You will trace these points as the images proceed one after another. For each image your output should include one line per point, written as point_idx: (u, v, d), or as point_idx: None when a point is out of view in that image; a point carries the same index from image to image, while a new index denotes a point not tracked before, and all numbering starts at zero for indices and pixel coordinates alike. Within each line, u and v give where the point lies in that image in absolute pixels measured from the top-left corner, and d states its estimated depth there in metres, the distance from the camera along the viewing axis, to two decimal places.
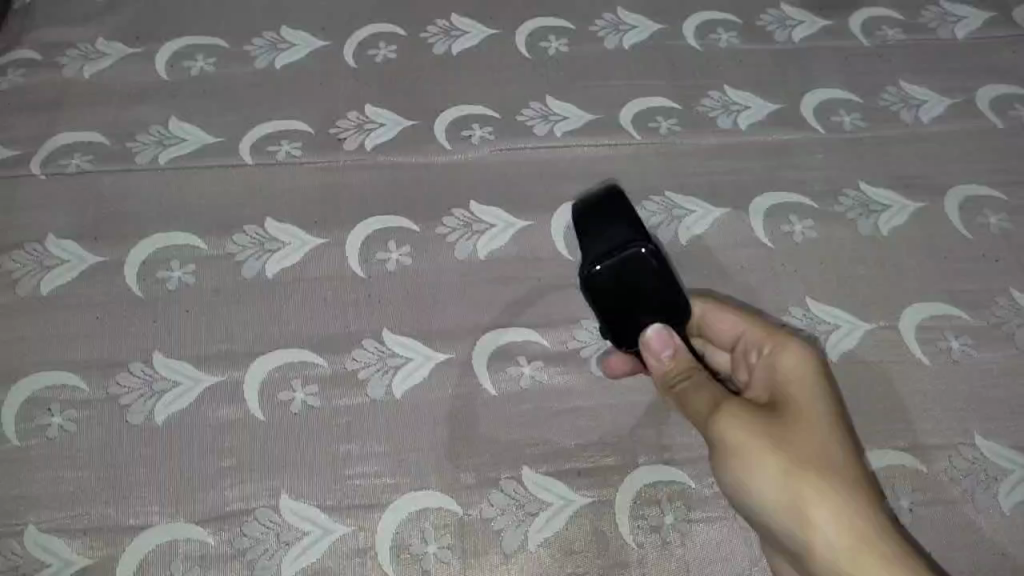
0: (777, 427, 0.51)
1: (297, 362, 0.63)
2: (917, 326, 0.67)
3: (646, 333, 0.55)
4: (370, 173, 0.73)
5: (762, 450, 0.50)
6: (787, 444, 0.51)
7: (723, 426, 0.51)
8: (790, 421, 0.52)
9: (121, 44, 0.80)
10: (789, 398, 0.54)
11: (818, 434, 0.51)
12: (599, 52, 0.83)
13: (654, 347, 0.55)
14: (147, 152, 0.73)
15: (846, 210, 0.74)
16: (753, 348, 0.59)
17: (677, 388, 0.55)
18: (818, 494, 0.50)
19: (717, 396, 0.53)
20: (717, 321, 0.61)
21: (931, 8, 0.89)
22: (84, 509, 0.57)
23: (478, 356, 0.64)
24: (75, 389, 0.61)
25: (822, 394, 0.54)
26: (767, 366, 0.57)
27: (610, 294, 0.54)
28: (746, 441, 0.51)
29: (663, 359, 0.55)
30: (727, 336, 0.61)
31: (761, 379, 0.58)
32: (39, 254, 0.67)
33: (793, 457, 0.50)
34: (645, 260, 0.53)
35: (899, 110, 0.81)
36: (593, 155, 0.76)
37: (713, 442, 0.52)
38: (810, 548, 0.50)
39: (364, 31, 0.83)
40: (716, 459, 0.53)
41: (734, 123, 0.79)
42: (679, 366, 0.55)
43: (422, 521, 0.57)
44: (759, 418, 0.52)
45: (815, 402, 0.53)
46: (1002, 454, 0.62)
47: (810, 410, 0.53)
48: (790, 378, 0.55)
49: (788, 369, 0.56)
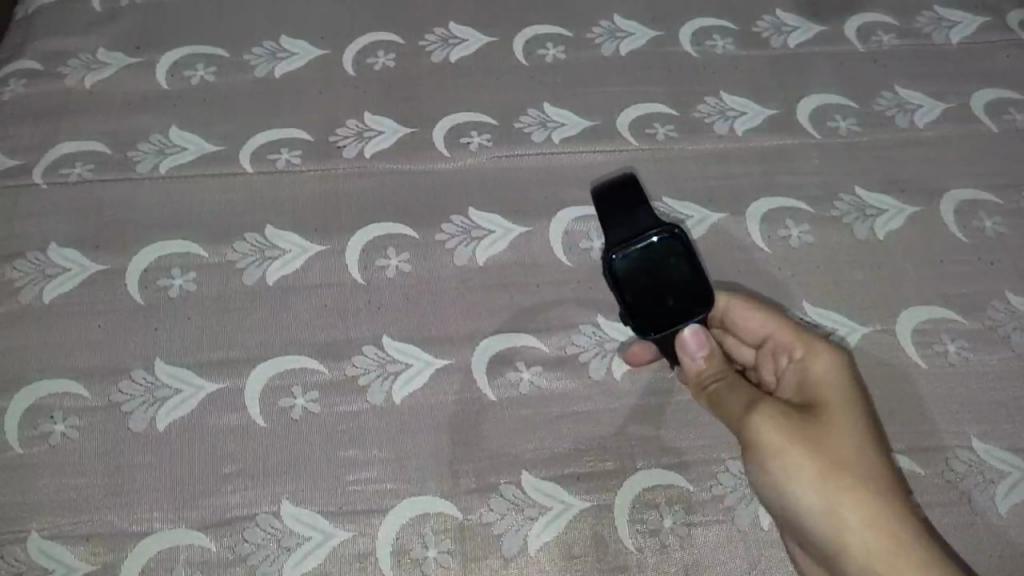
0: (811, 428, 0.53)
1: (298, 368, 0.63)
2: (914, 329, 0.68)
3: (682, 332, 0.58)
4: (370, 180, 0.74)
5: (799, 453, 0.52)
6: (822, 445, 0.52)
7: (758, 426, 0.53)
8: (822, 421, 0.54)
9: (122, 54, 0.81)
10: (819, 399, 0.55)
11: (850, 436, 0.53)
12: (597, 59, 0.84)
13: (689, 347, 0.58)
14: (149, 161, 0.74)
15: (843, 213, 0.74)
16: (780, 349, 0.60)
17: (709, 388, 0.58)
18: (853, 497, 0.51)
19: (750, 396, 0.55)
20: (742, 320, 0.62)
21: (926, 14, 0.90)
22: (87, 515, 0.57)
23: (478, 360, 0.64)
24: (77, 397, 0.61)
25: (853, 396, 0.55)
26: (797, 367, 0.59)
27: (636, 287, 0.58)
28: (784, 444, 0.52)
29: (697, 361, 0.58)
30: (753, 336, 0.62)
31: (791, 378, 0.59)
32: (41, 262, 0.67)
33: (827, 458, 0.52)
34: (674, 242, 0.58)
35: (895, 115, 0.81)
36: (591, 161, 0.76)
37: (747, 442, 0.54)
38: (841, 547, 0.52)
39: (364, 39, 0.84)
40: (748, 459, 0.54)
41: (732, 127, 0.80)
42: (712, 366, 0.58)
43: (422, 526, 0.58)
44: (793, 418, 0.53)
45: (848, 403, 0.55)
46: (1000, 456, 0.63)
47: (842, 410, 0.54)
48: (821, 379, 0.56)
49: (818, 370, 0.57)
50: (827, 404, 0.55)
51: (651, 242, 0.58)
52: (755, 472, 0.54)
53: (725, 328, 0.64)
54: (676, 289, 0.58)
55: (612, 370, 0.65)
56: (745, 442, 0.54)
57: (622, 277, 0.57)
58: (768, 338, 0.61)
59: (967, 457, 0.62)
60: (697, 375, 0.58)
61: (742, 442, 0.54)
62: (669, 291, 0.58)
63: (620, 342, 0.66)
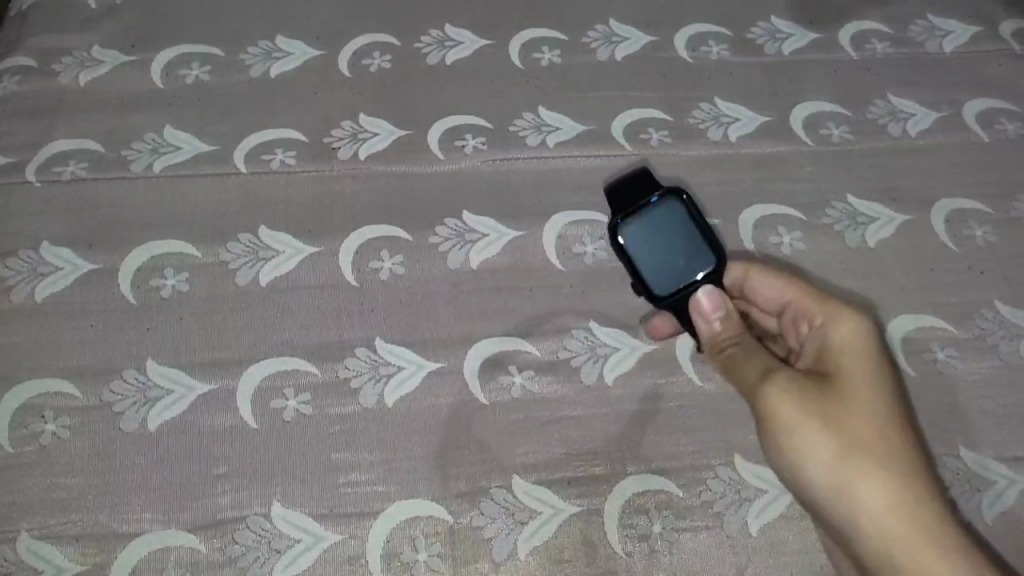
0: (828, 405, 0.53)
1: (290, 371, 0.63)
2: (903, 337, 0.68)
3: (697, 296, 0.59)
4: (365, 183, 0.74)
5: (813, 429, 0.52)
6: (832, 419, 0.53)
7: (769, 400, 0.54)
8: (835, 395, 0.53)
9: (116, 52, 0.81)
10: (836, 372, 0.55)
11: (869, 412, 0.53)
12: (592, 63, 0.84)
13: (705, 310, 0.59)
14: (143, 160, 0.74)
15: (834, 221, 0.75)
16: (801, 317, 0.60)
17: (725, 351, 0.58)
18: (868, 477, 0.52)
19: (762, 368, 0.55)
20: (763, 288, 0.62)
21: (920, 22, 0.91)
22: (77, 516, 0.57)
23: (469, 364, 0.64)
24: (69, 396, 0.61)
25: (874, 368, 0.55)
26: (819, 335, 0.58)
27: (647, 253, 0.60)
28: (798, 422, 0.53)
29: (712, 323, 0.59)
30: (773, 302, 0.62)
31: (813, 346, 0.59)
32: (34, 261, 0.67)
33: (842, 435, 0.52)
34: (682, 206, 0.60)
35: (887, 123, 0.82)
36: (585, 165, 0.77)
37: (762, 416, 0.54)
38: (859, 527, 0.52)
39: (359, 40, 0.84)
40: (763, 430, 0.55)
41: (725, 134, 0.80)
42: (727, 332, 0.58)
43: (413, 529, 0.58)
44: (806, 393, 0.53)
45: (869, 378, 0.54)
46: (985, 466, 0.63)
47: (861, 385, 0.54)
48: (843, 349, 0.56)
49: (841, 339, 0.56)
50: (842, 377, 0.54)
51: (656, 207, 0.60)
52: (773, 446, 0.55)
53: (743, 297, 0.64)
54: (686, 254, 0.60)
55: (604, 375, 0.65)
56: (760, 417, 0.54)
57: (632, 244, 0.60)
58: (788, 307, 0.61)
59: (954, 465, 0.63)
60: (712, 338, 0.59)
61: (758, 415, 0.55)
62: (681, 256, 0.60)
63: (612, 348, 0.66)
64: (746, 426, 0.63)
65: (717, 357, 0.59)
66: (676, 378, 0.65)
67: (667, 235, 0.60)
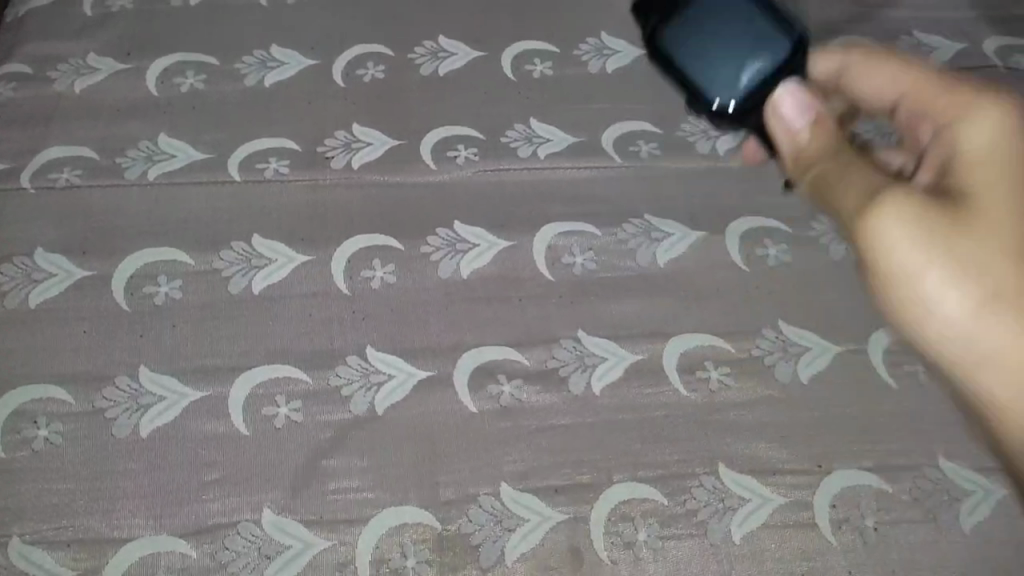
0: (957, 220, 0.44)
1: (281, 378, 0.64)
2: (885, 349, 0.69)
3: (777, 92, 0.52)
4: (357, 192, 0.75)
5: (936, 250, 0.44)
6: (948, 243, 0.44)
7: (872, 229, 0.45)
8: (959, 214, 0.45)
9: (112, 60, 0.82)
10: (960, 188, 0.46)
11: (1010, 220, 0.44)
12: (583, 76, 0.86)
13: (785, 106, 0.51)
14: (137, 167, 0.74)
15: (819, 234, 0.76)
16: (924, 118, 0.54)
17: (812, 171, 0.48)
18: (1008, 307, 0.43)
19: (871, 184, 0.46)
20: (867, 74, 0.58)
21: (904, 39, 0.93)
22: (69, 521, 0.57)
23: (459, 373, 0.65)
24: (62, 402, 0.62)
25: (1016, 185, 0.45)
26: (941, 140, 0.51)
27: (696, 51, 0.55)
28: (917, 237, 0.44)
29: (795, 130, 0.51)
30: (886, 91, 0.58)
31: (934, 158, 0.50)
32: (28, 267, 0.68)
33: (975, 249, 0.44)
34: None
35: (872, 138, 0.83)
36: (575, 176, 0.78)
37: (862, 244, 0.46)
38: (979, 363, 0.45)
39: (353, 51, 0.85)
40: (864, 265, 0.48)
41: (713, 148, 0.81)
42: (815, 141, 0.49)
43: (401, 536, 0.58)
44: (924, 205, 0.44)
45: (1002, 178, 0.45)
46: (967, 476, 0.64)
47: (999, 198, 0.44)
48: (968, 150, 0.48)
49: (970, 143, 0.48)
50: (971, 193, 0.45)
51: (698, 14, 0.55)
52: (876, 283, 0.48)
53: (842, 89, 0.60)
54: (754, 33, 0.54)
55: (592, 385, 0.66)
56: (863, 244, 0.46)
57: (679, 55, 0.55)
58: (904, 98, 0.56)
59: (934, 476, 0.64)
60: (793, 152, 0.51)
61: (856, 239, 0.46)
62: (746, 55, 0.54)
63: (600, 358, 0.67)
64: (730, 437, 0.64)
65: (806, 176, 0.49)
66: (662, 388, 0.66)
67: (715, 27, 0.54)
